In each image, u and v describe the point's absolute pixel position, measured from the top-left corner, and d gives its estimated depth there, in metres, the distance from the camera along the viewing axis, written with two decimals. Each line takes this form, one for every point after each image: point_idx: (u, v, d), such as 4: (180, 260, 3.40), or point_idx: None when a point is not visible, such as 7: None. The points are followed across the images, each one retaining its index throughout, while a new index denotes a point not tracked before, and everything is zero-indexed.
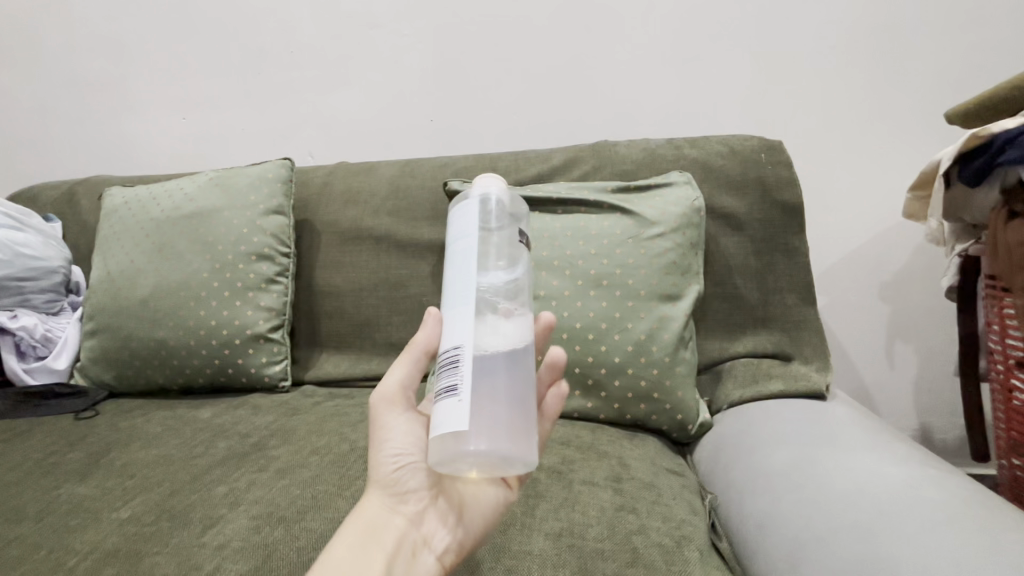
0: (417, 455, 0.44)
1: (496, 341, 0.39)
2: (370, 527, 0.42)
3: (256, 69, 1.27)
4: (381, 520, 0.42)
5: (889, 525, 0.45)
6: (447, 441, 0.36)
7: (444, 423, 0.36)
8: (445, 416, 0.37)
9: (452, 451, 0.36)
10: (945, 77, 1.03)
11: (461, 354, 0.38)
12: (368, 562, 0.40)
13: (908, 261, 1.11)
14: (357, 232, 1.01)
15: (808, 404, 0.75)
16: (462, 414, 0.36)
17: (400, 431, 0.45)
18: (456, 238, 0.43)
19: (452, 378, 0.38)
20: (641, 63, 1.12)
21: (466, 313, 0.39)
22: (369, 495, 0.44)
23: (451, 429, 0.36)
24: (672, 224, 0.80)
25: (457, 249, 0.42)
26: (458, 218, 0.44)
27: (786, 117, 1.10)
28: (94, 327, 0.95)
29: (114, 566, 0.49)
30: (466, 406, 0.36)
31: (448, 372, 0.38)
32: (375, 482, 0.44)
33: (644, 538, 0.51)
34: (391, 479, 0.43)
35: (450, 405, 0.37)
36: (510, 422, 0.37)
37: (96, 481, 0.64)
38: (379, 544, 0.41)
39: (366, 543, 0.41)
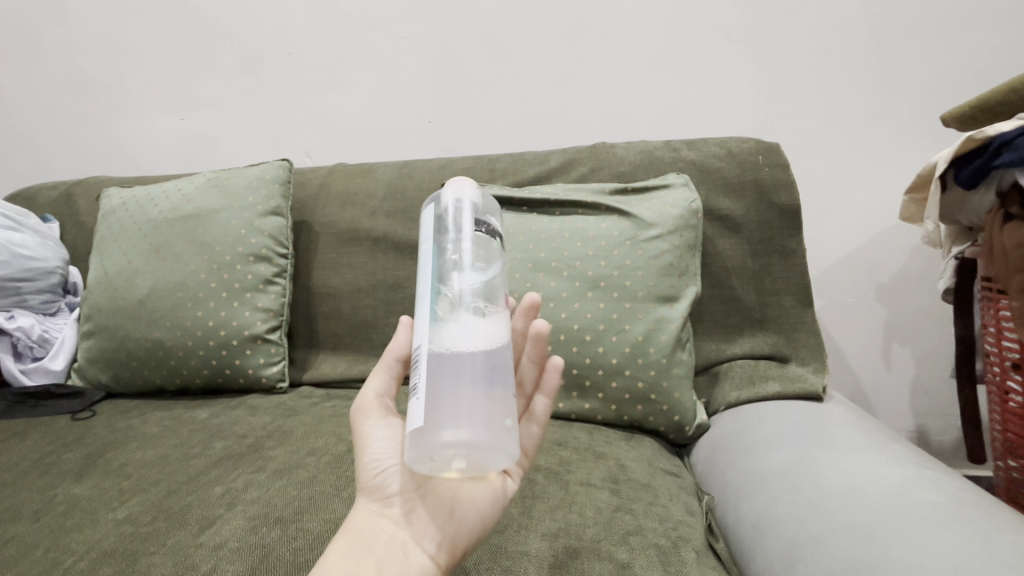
0: (398, 456, 0.45)
1: (456, 336, 0.38)
2: (357, 535, 0.42)
3: (255, 70, 1.27)
4: (367, 526, 0.42)
5: (885, 527, 0.46)
6: (413, 439, 0.36)
7: (411, 421, 0.37)
8: (410, 416, 0.37)
9: (416, 448, 0.36)
10: (941, 80, 1.04)
11: (420, 354, 0.39)
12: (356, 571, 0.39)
13: (905, 264, 1.12)
14: (355, 233, 1.01)
15: (805, 404, 0.75)
16: (420, 409, 0.37)
17: (380, 436, 0.46)
18: (426, 241, 0.44)
19: (415, 377, 0.39)
20: (639, 64, 1.13)
21: (433, 313, 0.40)
22: (356, 506, 0.44)
23: (413, 426, 0.36)
24: (669, 226, 0.80)
25: (429, 251, 0.43)
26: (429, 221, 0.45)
27: (783, 120, 1.11)
28: (91, 328, 0.95)
29: (111, 565, 0.49)
30: (423, 401, 0.37)
31: (414, 372, 0.39)
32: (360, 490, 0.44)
33: (641, 539, 0.51)
34: (374, 485, 0.44)
35: (413, 406, 0.38)
36: (465, 410, 0.36)
37: (92, 482, 0.64)
38: (366, 550, 0.41)
39: (353, 550, 0.40)
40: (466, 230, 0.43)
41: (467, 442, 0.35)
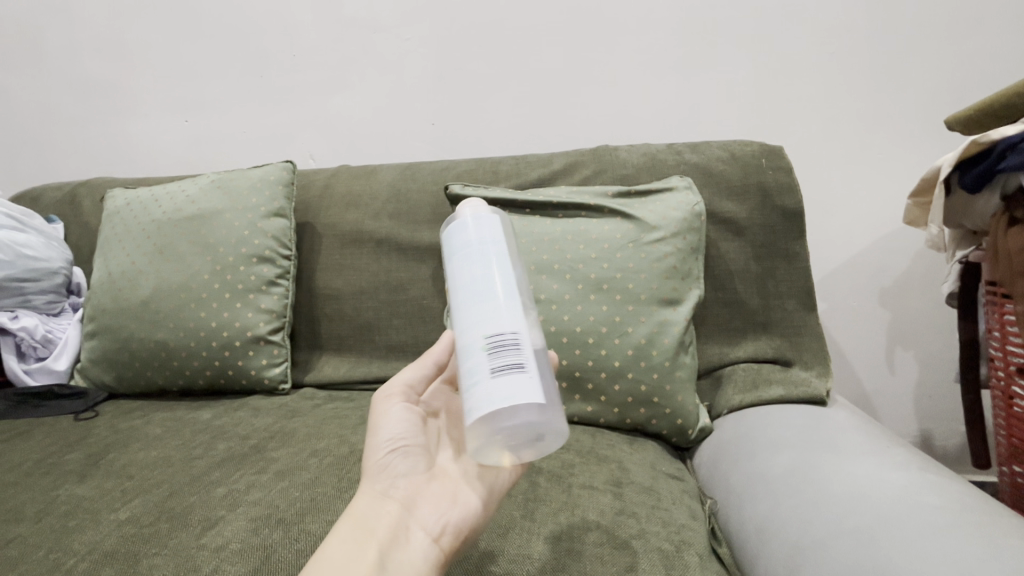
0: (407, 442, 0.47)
1: (538, 336, 0.42)
2: (360, 517, 0.42)
3: (259, 72, 1.28)
4: (371, 509, 0.43)
5: (889, 531, 0.45)
6: (509, 414, 0.37)
7: (505, 397, 0.37)
8: (514, 388, 0.37)
9: (524, 420, 0.37)
10: (944, 85, 1.04)
11: (519, 339, 0.40)
12: (360, 550, 0.40)
13: (908, 267, 1.12)
14: (358, 235, 1.01)
15: (809, 408, 0.75)
16: (527, 386, 0.38)
17: (391, 422, 0.48)
18: (480, 239, 0.45)
19: (513, 357, 0.39)
20: (641, 67, 1.13)
21: (513, 307, 0.41)
22: (362, 490, 0.45)
23: (516, 403, 0.37)
24: (672, 229, 0.80)
25: (482, 248, 0.45)
26: (479, 220, 0.47)
27: (786, 123, 1.11)
28: (94, 328, 0.95)
29: (113, 566, 0.49)
30: (526, 382, 0.38)
31: (504, 352, 0.39)
32: (366, 474, 0.45)
33: (644, 542, 0.50)
34: (381, 467, 0.45)
35: (515, 380, 0.38)
36: (557, 397, 0.40)
37: (94, 482, 0.64)
38: (369, 531, 0.41)
39: (357, 531, 0.41)
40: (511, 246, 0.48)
41: (545, 431, 0.38)
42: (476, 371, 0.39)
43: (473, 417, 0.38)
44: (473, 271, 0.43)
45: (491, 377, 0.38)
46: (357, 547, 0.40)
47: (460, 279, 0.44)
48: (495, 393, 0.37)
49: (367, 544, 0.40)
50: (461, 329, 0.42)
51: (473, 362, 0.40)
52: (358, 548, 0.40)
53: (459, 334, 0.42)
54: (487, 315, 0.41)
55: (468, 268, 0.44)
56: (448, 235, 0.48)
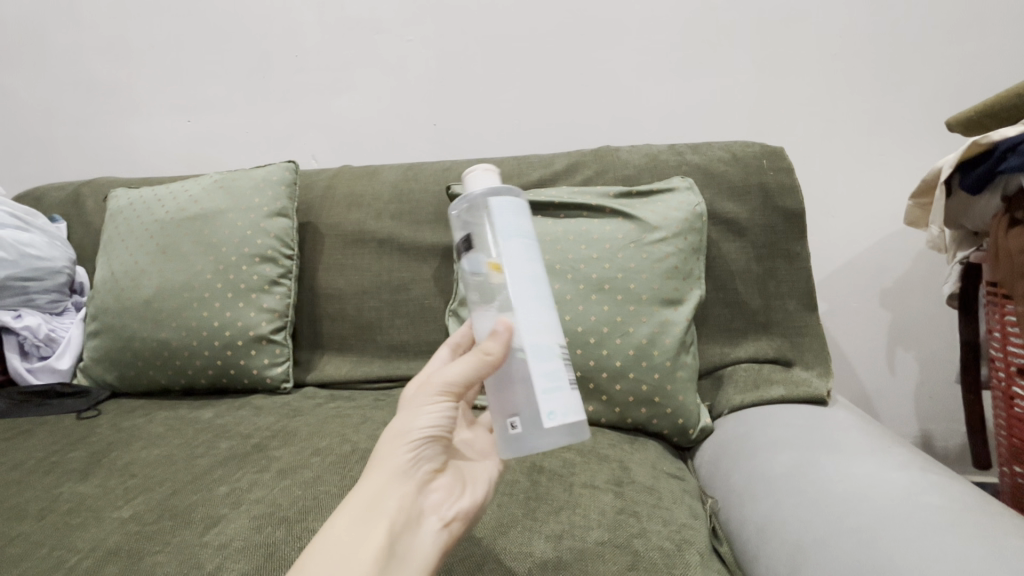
0: (444, 431, 0.44)
1: None
2: (372, 496, 0.40)
3: (261, 73, 1.28)
4: (385, 489, 0.40)
5: (889, 531, 0.45)
6: (581, 425, 0.44)
7: (579, 408, 0.44)
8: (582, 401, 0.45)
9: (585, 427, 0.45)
10: (945, 86, 1.04)
11: None
12: (367, 532, 0.38)
13: (908, 268, 1.12)
14: (360, 235, 1.02)
15: (809, 408, 0.75)
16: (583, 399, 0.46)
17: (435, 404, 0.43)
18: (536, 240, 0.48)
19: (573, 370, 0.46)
20: (643, 68, 1.13)
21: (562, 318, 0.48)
22: (381, 465, 0.41)
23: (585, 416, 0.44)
24: (673, 229, 0.80)
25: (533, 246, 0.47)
26: (528, 215, 0.48)
27: (787, 124, 1.11)
28: (97, 327, 0.96)
29: (116, 564, 0.49)
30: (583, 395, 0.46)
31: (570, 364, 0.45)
32: (392, 449, 0.42)
33: (645, 541, 0.50)
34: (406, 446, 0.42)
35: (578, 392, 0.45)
36: None
37: (97, 480, 0.64)
38: (379, 514, 0.39)
39: (367, 512, 0.39)
40: None
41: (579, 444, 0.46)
42: (555, 376, 0.43)
43: (556, 421, 0.42)
44: (539, 271, 0.46)
45: (571, 389, 0.43)
46: (373, 532, 0.38)
47: (522, 269, 0.45)
48: (572, 403, 0.43)
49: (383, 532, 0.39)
50: (529, 324, 0.43)
51: (553, 366, 0.43)
52: (373, 533, 0.38)
53: (528, 330, 0.43)
54: (553, 321, 0.45)
55: (529, 263, 0.46)
56: (499, 211, 0.47)
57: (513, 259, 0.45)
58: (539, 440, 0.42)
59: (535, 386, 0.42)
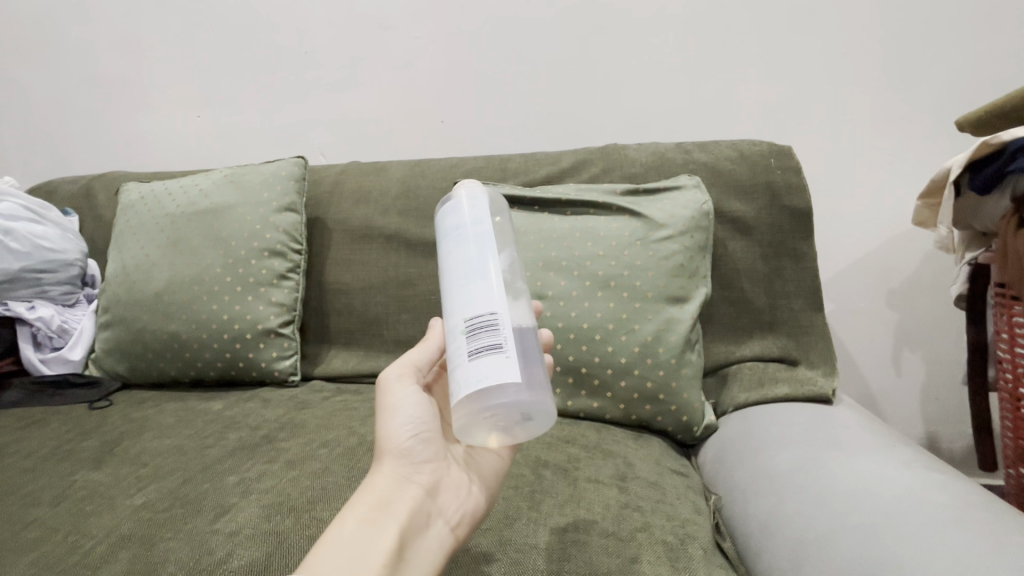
0: (431, 429, 0.48)
1: (521, 314, 0.43)
2: (380, 499, 0.44)
3: (271, 69, 1.29)
4: (390, 490, 0.44)
5: (893, 526, 0.46)
6: (483, 391, 0.38)
7: (481, 379, 0.38)
8: (488, 371, 0.39)
9: (501, 397, 0.38)
10: (956, 85, 1.04)
11: (495, 320, 0.41)
12: (380, 533, 0.42)
13: (916, 269, 1.11)
14: (368, 230, 1.03)
15: (814, 407, 0.75)
16: (501, 365, 0.39)
17: (410, 402, 0.48)
18: (471, 222, 0.46)
19: (491, 338, 0.40)
20: (652, 65, 1.13)
21: (491, 286, 0.42)
22: (378, 472, 0.45)
23: (485, 384, 0.38)
24: (680, 227, 0.81)
25: (464, 232, 0.45)
26: (467, 203, 0.47)
27: (795, 124, 1.11)
28: (108, 319, 0.97)
29: (129, 549, 0.50)
30: (501, 362, 0.39)
31: (481, 334, 0.40)
32: (390, 452, 0.46)
33: (648, 535, 0.51)
34: (404, 447, 0.47)
35: (496, 359, 0.39)
36: (535, 379, 0.40)
37: (110, 469, 0.65)
38: (389, 515, 0.43)
39: (376, 513, 0.43)
40: (499, 221, 0.47)
41: (522, 414, 0.39)
42: (456, 353, 0.41)
43: (452, 399, 0.40)
44: (460, 253, 0.44)
45: (469, 361, 0.39)
46: (384, 531, 0.42)
47: (444, 264, 0.46)
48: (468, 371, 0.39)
49: (387, 531, 0.42)
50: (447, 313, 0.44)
51: (454, 345, 0.42)
52: (381, 533, 0.42)
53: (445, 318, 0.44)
54: (464, 298, 0.42)
55: (452, 250, 0.45)
56: (441, 221, 0.49)
57: (442, 261, 0.47)
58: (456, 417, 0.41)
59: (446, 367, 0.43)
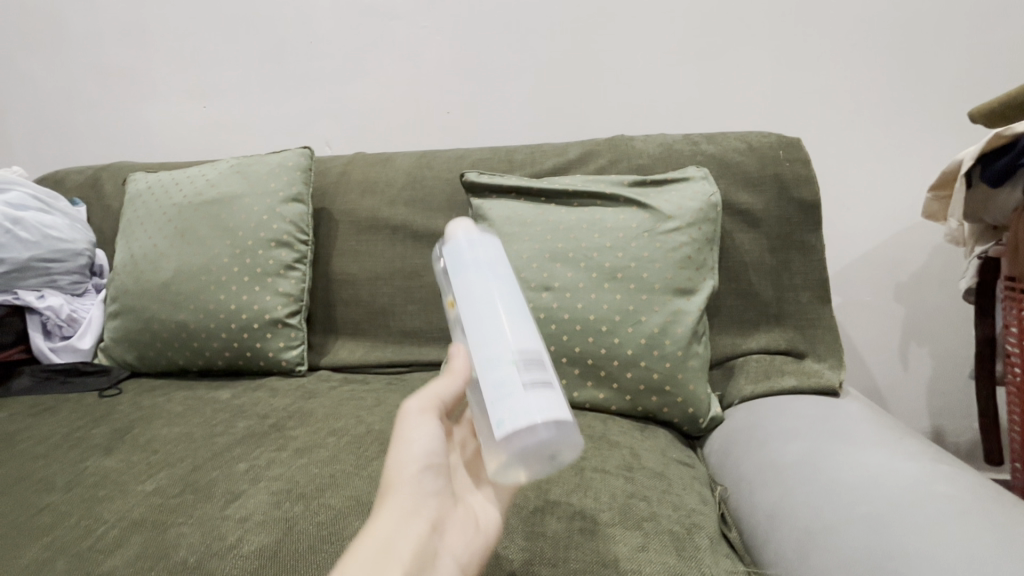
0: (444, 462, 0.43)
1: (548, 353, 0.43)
2: (384, 542, 0.37)
3: (276, 59, 1.29)
4: (396, 533, 0.38)
5: (902, 517, 0.46)
6: (551, 427, 0.37)
7: (542, 410, 0.37)
8: (549, 403, 0.37)
9: (561, 430, 0.37)
10: (968, 77, 1.02)
11: (540, 355, 0.40)
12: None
13: (925, 262, 1.11)
14: (374, 221, 1.03)
15: (820, 399, 0.75)
16: (556, 400, 0.38)
17: (429, 431, 0.42)
18: (492, 258, 0.45)
19: (540, 372, 0.39)
20: (659, 56, 1.12)
21: (528, 323, 0.42)
22: (381, 511, 0.39)
23: (552, 418, 0.37)
24: (688, 219, 0.80)
25: (487, 266, 0.44)
26: (478, 241, 0.46)
27: (804, 115, 1.10)
28: (117, 308, 0.98)
29: (142, 534, 0.51)
30: (556, 397, 0.38)
31: (531, 366, 0.39)
32: (398, 486, 0.40)
33: (655, 524, 0.51)
34: (413, 482, 0.41)
35: (551, 393, 0.38)
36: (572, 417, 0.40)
37: (121, 455, 0.66)
38: (395, 560, 0.37)
39: (381, 558, 0.37)
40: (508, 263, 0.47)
41: (572, 450, 0.38)
42: (505, 382, 0.38)
43: (505, 432, 0.36)
44: (491, 286, 0.43)
45: (526, 392, 0.37)
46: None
47: (469, 292, 0.43)
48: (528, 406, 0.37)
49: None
50: (481, 341, 0.40)
51: (500, 375, 0.38)
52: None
53: (477, 346, 0.40)
54: (507, 329, 0.40)
55: (477, 282, 0.43)
56: (452, 249, 0.46)
57: (462, 289, 0.43)
58: (504, 452, 0.37)
59: (484, 398, 0.38)
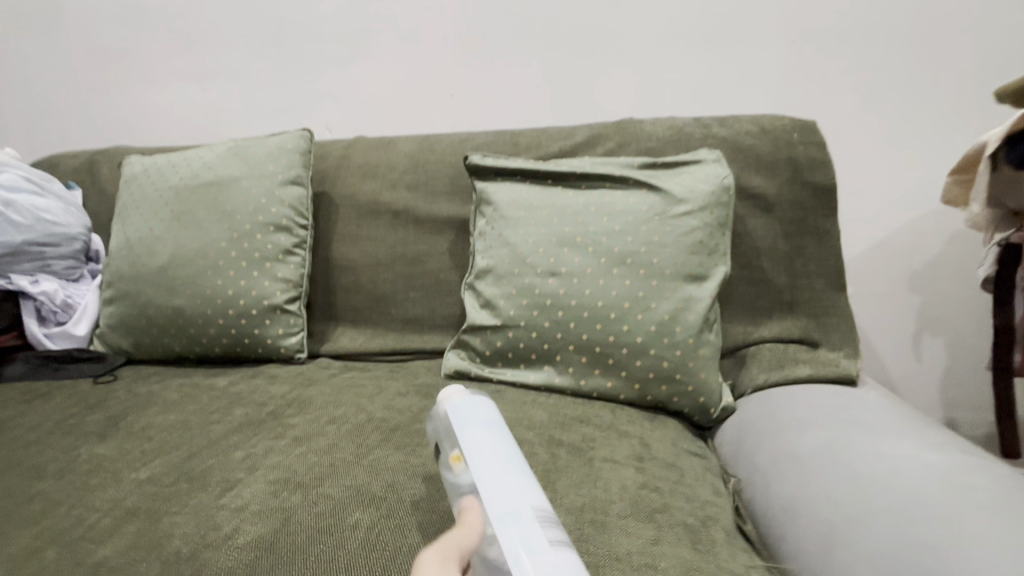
0: None
1: None
2: None
3: (274, 40, 1.26)
4: None
5: (932, 510, 0.43)
6: None
7: (569, 567, 0.33)
8: (573, 559, 0.34)
9: None
10: (990, 58, 0.99)
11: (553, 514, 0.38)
12: None
13: (941, 250, 1.08)
14: (375, 205, 1.00)
15: (836, 388, 0.73)
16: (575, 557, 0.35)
17: None
18: (498, 420, 0.46)
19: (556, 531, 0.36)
20: (669, 36, 1.08)
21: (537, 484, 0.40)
22: None
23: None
24: (700, 202, 0.77)
25: (494, 425, 0.45)
26: (478, 402, 0.47)
27: (818, 98, 1.06)
28: (112, 294, 0.95)
29: (134, 523, 0.49)
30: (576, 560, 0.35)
31: (549, 523, 0.36)
32: None
33: (669, 516, 0.49)
34: None
35: (571, 551, 0.35)
36: None
37: (114, 443, 0.64)
38: None
39: None
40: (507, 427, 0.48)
41: None
42: (526, 533, 0.34)
43: None
44: (500, 442, 0.43)
45: (551, 546, 0.34)
46: None
47: (480, 450, 0.41)
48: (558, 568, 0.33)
49: None
50: (495, 495, 0.37)
51: (521, 529, 0.35)
52: None
53: (491, 500, 0.37)
54: (523, 487, 0.38)
55: (487, 440, 0.43)
56: (454, 408, 0.46)
57: (472, 447, 0.42)
58: None
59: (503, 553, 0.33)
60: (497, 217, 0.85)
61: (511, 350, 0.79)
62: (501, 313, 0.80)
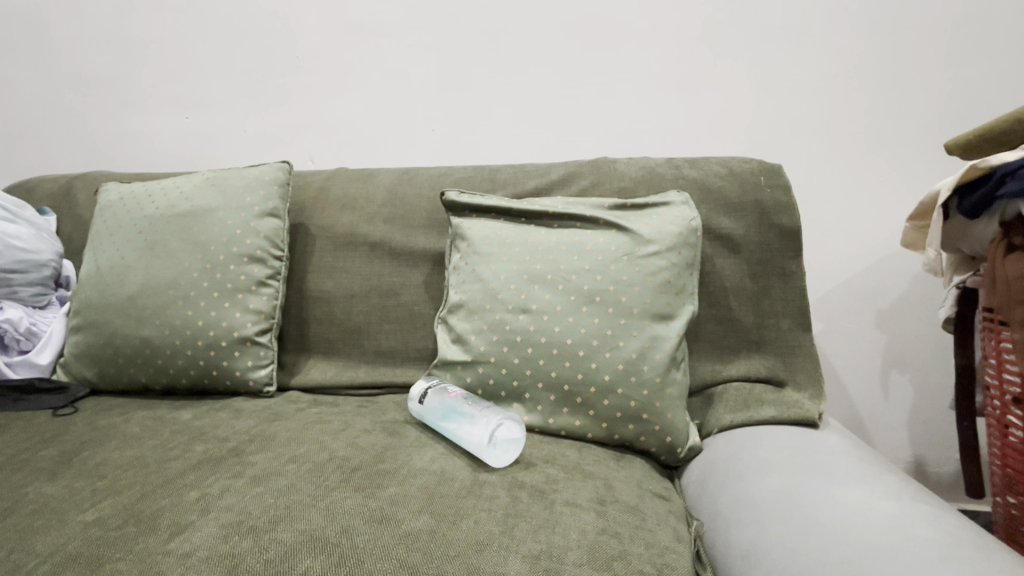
0: None
1: (485, 413, 0.69)
2: None
3: (261, 74, 1.28)
4: None
5: (878, 565, 0.43)
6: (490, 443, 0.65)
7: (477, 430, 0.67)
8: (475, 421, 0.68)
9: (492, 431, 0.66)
10: (945, 110, 1.04)
11: (469, 404, 0.71)
12: None
13: (905, 290, 1.11)
14: (352, 237, 1.01)
15: (798, 430, 0.74)
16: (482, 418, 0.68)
17: None
18: (438, 391, 0.75)
19: (474, 415, 0.69)
20: (642, 79, 1.13)
21: (460, 399, 0.73)
22: None
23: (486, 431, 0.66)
24: (668, 243, 0.79)
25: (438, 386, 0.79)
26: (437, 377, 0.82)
27: (785, 143, 1.11)
28: (79, 323, 0.94)
29: (74, 571, 0.47)
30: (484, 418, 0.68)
31: (468, 414, 0.69)
32: None
33: (625, 564, 0.49)
34: None
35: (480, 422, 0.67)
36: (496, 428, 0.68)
37: (65, 481, 0.62)
38: None
39: None
40: (442, 394, 0.74)
41: (506, 441, 0.65)
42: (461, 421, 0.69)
43: (471, 439, 0.66)
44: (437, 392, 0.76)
45: (467, 420, 0.68)
46: None
47: (452, 372, 0.82)
48: (478, 442, 0.65)
49: None
50: (445, 413, 0.72)
51: (455, 418, 0.70)
52: None
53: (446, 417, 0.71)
54: (450, 400, 0.73)
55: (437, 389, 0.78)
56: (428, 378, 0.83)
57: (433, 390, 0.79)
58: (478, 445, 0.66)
59: (468, 445, 0.66)
60: (471, 253, 0.87)
61: (480, 385, 0.79)
62: (472, 349, 0.80)
